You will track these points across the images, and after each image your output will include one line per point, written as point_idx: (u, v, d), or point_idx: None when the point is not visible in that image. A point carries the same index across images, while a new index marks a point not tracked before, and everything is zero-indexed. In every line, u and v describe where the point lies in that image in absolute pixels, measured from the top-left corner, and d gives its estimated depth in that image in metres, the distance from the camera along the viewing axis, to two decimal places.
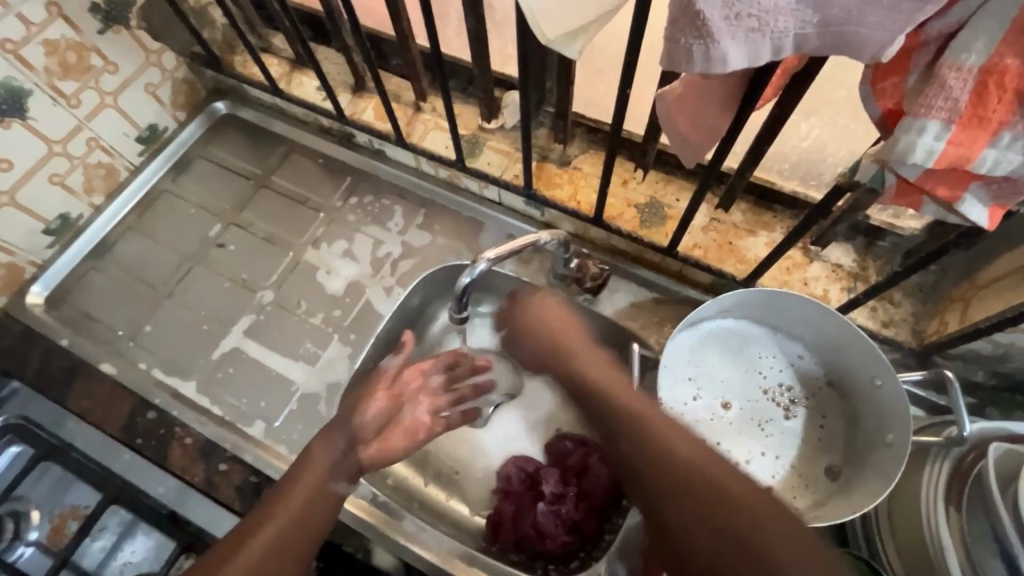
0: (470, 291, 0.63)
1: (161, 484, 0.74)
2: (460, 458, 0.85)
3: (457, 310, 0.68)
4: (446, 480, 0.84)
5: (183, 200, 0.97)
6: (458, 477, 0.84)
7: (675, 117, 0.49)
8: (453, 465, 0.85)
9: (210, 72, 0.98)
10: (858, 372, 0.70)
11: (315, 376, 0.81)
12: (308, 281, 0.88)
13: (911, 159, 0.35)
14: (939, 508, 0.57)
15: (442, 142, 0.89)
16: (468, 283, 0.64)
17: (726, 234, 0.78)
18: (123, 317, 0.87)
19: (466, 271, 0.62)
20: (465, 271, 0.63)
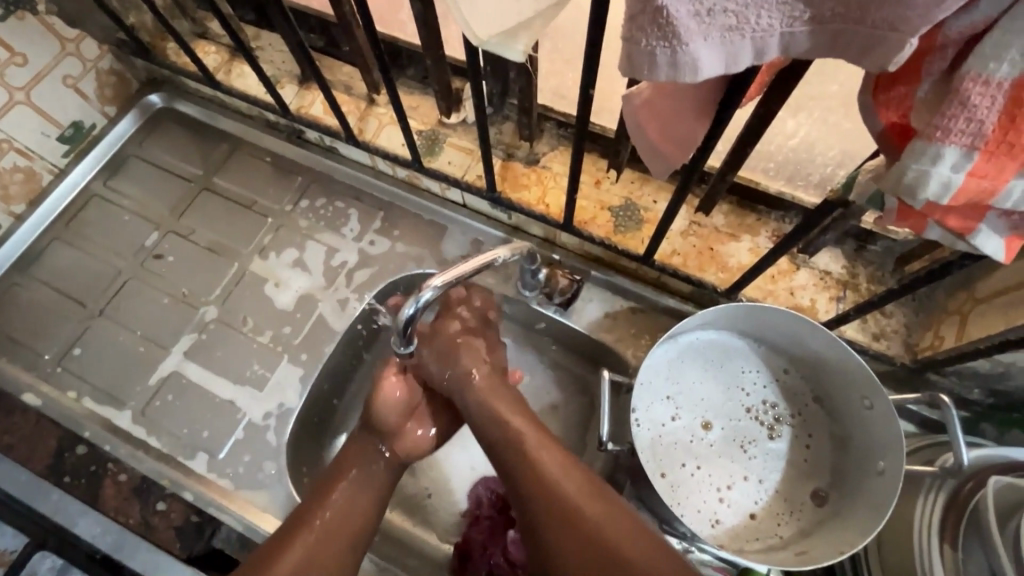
0: (414, 324, 0.54)
1: (92, 527, 0.67)
2: (429, 480, 0.80)
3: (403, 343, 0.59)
4: (413, 506, 0.79)
5: (117, 205, 0.88)
6: (429, 501, 0.79)
7: (643, 124, 0.42)
8: (426, 486, 0.79)
9: (140, 61, 0.88)
10: (847, 389, 0.65)
11: (262, 401, 0.74)
12: (255, 295, 0.81)
13: (924, 191, 0.30)
14: (932, 545, 0.53)
15: (398, 139, 0.81)
16: (412, 314, 0.54)
17: (707, 239, 0.72)
18: (50, 339, 0.79)
19: (410, 301, 0.53)
20: (407, 301, 0.54)
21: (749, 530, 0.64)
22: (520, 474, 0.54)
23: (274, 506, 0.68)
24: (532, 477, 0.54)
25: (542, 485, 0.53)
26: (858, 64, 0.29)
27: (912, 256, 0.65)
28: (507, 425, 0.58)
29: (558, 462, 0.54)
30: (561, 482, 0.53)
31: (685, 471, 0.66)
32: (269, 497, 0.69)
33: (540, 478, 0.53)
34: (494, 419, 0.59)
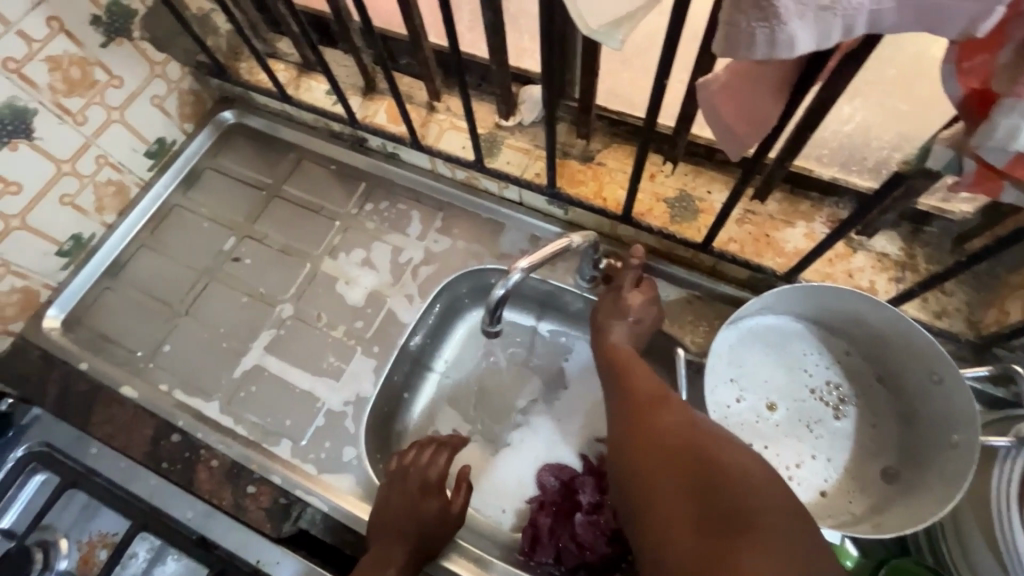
0: (506, 302, 0.62)
1: (189, 509, 0.72)
2: (504, 497, 0.83)
3: (490, 323, 0.67)
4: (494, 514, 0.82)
5: (194, 213, 0.94)
6: (507, 514, 0.82)
7: (720, 107, 0.46)
8: (501, 502, 0.82)
9: (216, 81, 0.96)
10: (913, 368, 0.66)
11: (339, 391, 0.78)
12: (327, 292, 0.86)
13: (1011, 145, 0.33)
14: (1012, 512, 0.54)
15: (459, 143, 0.85)
16: (502, 294, 0.62)
17: (762, 226, 0.74)
18: (141, 337, 0.85)
19: (500, 279, 0.61)
20: (498, 282, 0.62)
21: (821, 507, 0.65)
22: (660, 436, 0.56)
23: (356, 488, 0.72)
24: (647, 427, 0.58)
25: (658, 431, 0.57)
26: (942, 35, 0.32)
27: (969, 237, 0.67)
28: (652, 402, 0.61)
29: (674, 417, 0.58)
30: (673, 427, 0.57)
31: (753, 451, 0.68)
32: (352, 480, 0.73)
33: (657, 424, 0.58)
34: (624, 365, 0.67)
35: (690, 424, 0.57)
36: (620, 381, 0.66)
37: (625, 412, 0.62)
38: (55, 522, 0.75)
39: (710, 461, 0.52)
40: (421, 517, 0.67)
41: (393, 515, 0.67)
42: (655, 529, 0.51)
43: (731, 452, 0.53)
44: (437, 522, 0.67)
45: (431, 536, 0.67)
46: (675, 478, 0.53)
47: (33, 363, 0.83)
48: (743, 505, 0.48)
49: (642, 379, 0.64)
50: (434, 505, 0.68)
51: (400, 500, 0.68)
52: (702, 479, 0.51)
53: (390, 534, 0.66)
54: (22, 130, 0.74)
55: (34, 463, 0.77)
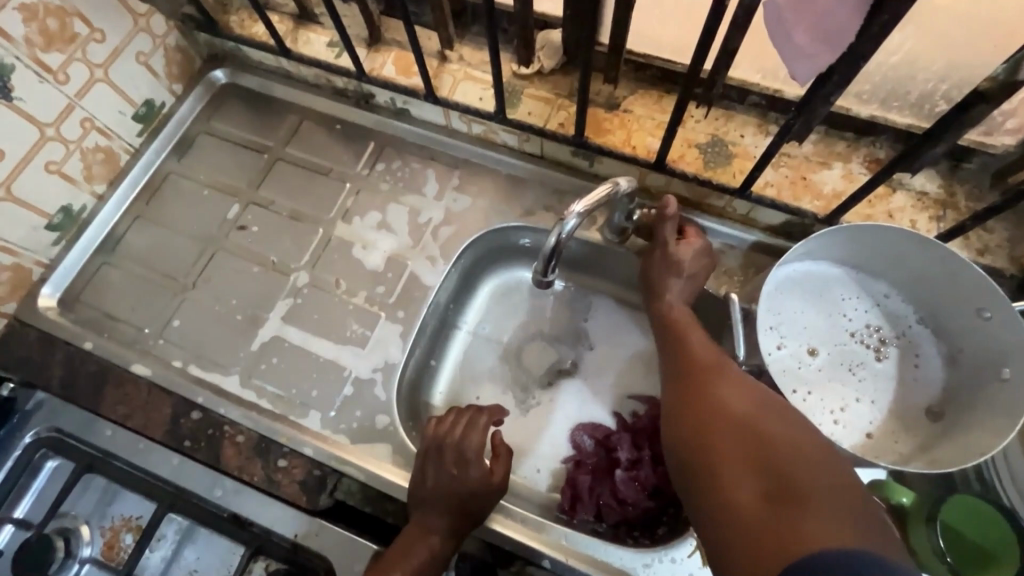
0: (560, 249, 0.59)
1: (217, 486, 0.69)
2: (538, 456, 0.81)
3: (541, 274, 0.65)
4: (528, 475, 0.80)
5: (192, 181, 0.88)
6: (541, 474, 0.80)
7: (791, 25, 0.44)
8: (535, 462, 0.81)
9: (204, 35, 0.89)
10: (957, 303, 0.65)
11: (366, 358, 0.75)
12: (344, 258, 0.81)
13: None
14: None
15: (475, 93, 0.81)
16: (556, 243, 0.60)
17: (799, 169, 0.72)
18: (148, 313, 0.80)
19: (556, 227, 0.59)
20: (552, 230, 0.59)
21: (868, 448, 0.65)
22: (714, 406, 0.55)
23: (394, 456, 0.70)
24: (704, 387, 0.57)
25: (718, 397, 0.55)
26: None
27: (1014, 169, 0.65)
28: (706, 370, 0.59)
29: (734, 386, 0.56)
30: (728, 398, 0.55)
31: (797, 396, 0.67)
32: (387, 448, 0.70)
33: (714, 392, 0.56)
34: (677, 335, 0.65)
35: (752, 396, 0.55)
36: (674, 350, 0.64)
37: (679, 381, 0.60)
38: (74, 509, 0.72)
39: (769, 427, 0.51)
40: (459, 493, 0.63)
41: (430, 492, 0.63)
42: (711, 498, 0.50)
43: (788, 429, 0.51)
44: (477, 493, 0.64)
45: (471, 508, 0.63)
46: (735, 447, 0.51)
47: (31, 346, 0.78)
48: (805, 481, 0.46)
49: (697, 349, 0.62)
50: (475, 477, 0.64)
51: (439, 473, 0.64)
52: (760, 454, 0.49)
53: (429, 507, 0.63)
54: (0, 89, 0.68)
55: (47, 450, 0.73)
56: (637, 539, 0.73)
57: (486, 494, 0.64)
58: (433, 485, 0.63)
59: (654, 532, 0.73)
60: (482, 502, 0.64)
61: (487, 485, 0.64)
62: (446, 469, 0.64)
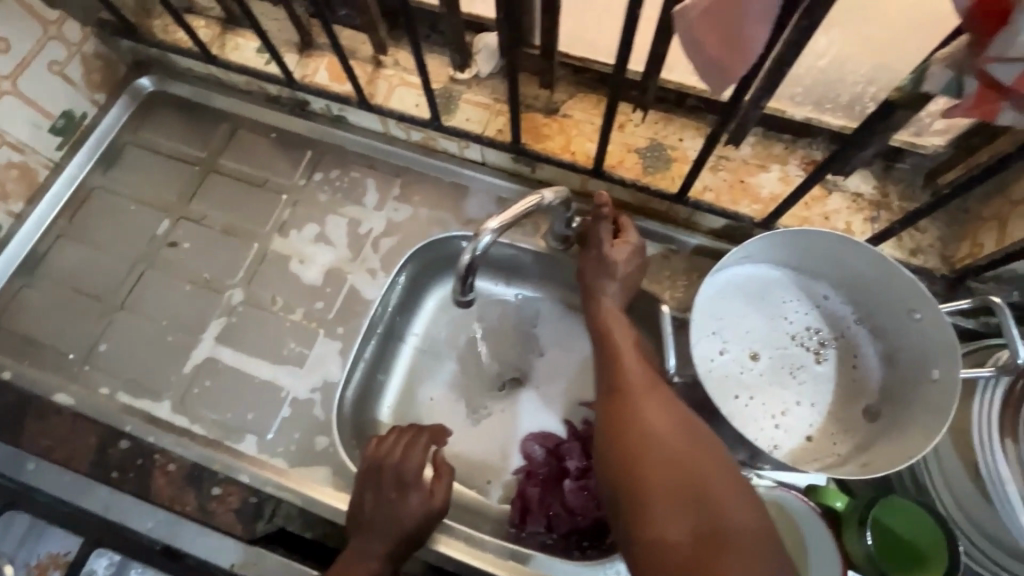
0: (475, 268, 0.58)
1: (149, 518, 0.66)
2: (489, 468, 0.80)
3: (462, 293, 0.63)
4: (478, 488, 0.79)
5: (119, 196, 0.84)
6: (491, 485, 0.80)
7: (704, 39, 0.42)
8: (485, 473, 0.80)
9: (127, 42, 0.84)
10: (891, 304, 0.65)
11: (304, 378, 0.73)
12: (280, 274, 0.78)
13: None
14: (994, 441, 0.54)
15: (412, 100, 0.78)
16: (472, 260, 0.58)
17: (737, 172, 0.72)
18: (72, 338, 0.76)
19: (469, 245, 0.57)
20: (466, 246, 0.58)
21: (807, 452, 0.65)
22: (646, 432, 0.52)
23: (334, 479, 0.68)
24: (637, 411, 0.54)
25: (650, 422, 0.53)
26: None
27: (943, 170, 0.66)
28: (638, 390, 0.56)
29: (663, 408, 0.54)
30: (661, 423, 0.53)
31: (739, 403, 0.67)
32: (327, 471, 0.68)
33: (646, 417, 0.54)
34: (611, 347, 0.62)
35: (682, 422, 0.53)
36: (607, 364, 0.60)
37: (610, 399, 0.57)
38: None
39: (699, 462, 0.50)
40: (401, 520, 0.61)
41: (371, 519, 0.61)
42: (641, 533, 0.48)
43: (716, 462, 0.50)
44: (419, 518, 0.62)
45: (411, 538, 0.61)
46: (669, 482, 0.49)
47: None
48: (731, 522, 0.46)
49: (630, 364, 0.59)
50: (415, 503, 0.62)
51: (379, 498, 0.62)
52: (690, 489, 0.48)
53: (371, 535, 0.61)
54: None
55: None
56: (587, 549, 0.73)
57: (426, 522, 0.62)
58: (373, 513, 0.62)
59: (604, 542, 0.73)
60: (425, 527, 0.62)
61: (426, 511, 0.62)
62: (384, 492, 0.62)
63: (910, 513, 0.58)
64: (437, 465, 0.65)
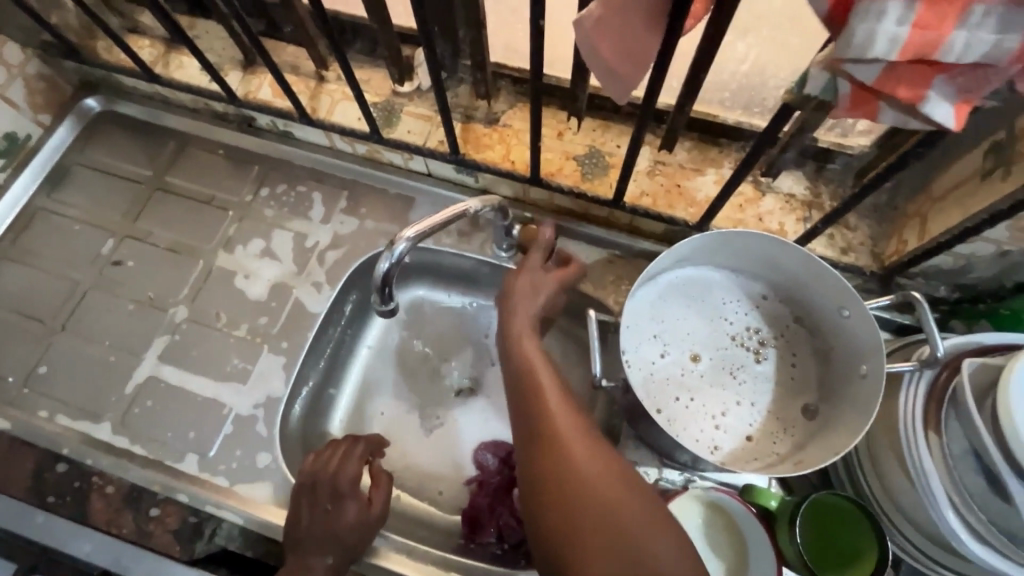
0: (393, 276, 0.59)
1: (88, 542, 0.64)
2: (441, 479, 0.80)
3: (384, 302, 0.64)
4: (431, 501, 0.79)
5: (63, 216, 0.84)
6: (443, 496, 0.79)
7: (598, 46, 0.42)
8: (437, 484, 0.80)
9: (70, 63, 0.85)
10: (823, 302, 0.66)
11: (246, 394, 0.72)
12: (225, 290, 0.78)
13: (870, 54, 0.30)
14: (919, 433, 0.55)
15: (354, 113, 0.79)
16: (390, 268, 0.59)
17: (674, 177, 0.72)
18: (12, 361, 0.75)
19: (386, 253, 0.58)
20: (384, 255, 0.58)
21: (747, 451, 0.66)
22: (572, 493, 0.47)
23: (275, 496, 0.67)
24: (561, 467, 0.49)
25: (576, 480, 0.47)
26: None
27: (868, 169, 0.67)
28: (563, 439, 0.50)
29: (589, 459, 0.49)
30: (586, 479, 0.47)
31: (679, 404, 0.67)
32: (269, 488, 0.67)
33: (572, 475, 0.48)
34: (530, 386, 0.56)
35: (610, 474, 0.48)
36: (529, 410, 0.54)
37: (535, 454, 0.51)
38: None
39: (628, 519, 0.45)
40: (337, 531, 0.61)
41: (306, 532, 0.61)
42: None
43: (648, 517, 0.45)
44: (358, 530, 0.62)
45: (349, 549, 0.61)
46: (600, 549, 0.44)
47: None
48: None
49: (552, 408, 0.53)
50: (352, 514, 0.62)
51: (314, 508, 0.62)
52: (622, 555, 0.43)
53: (306, 548, 0.60)
54: None
55: None
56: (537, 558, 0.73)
57: (363, 533, 0.62)
58: (312, 525, 0.61)
59: None
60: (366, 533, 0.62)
61: (364, 520, 0.62)
62: (323, 502, 0.62)
63: (844, 513, 0.57)
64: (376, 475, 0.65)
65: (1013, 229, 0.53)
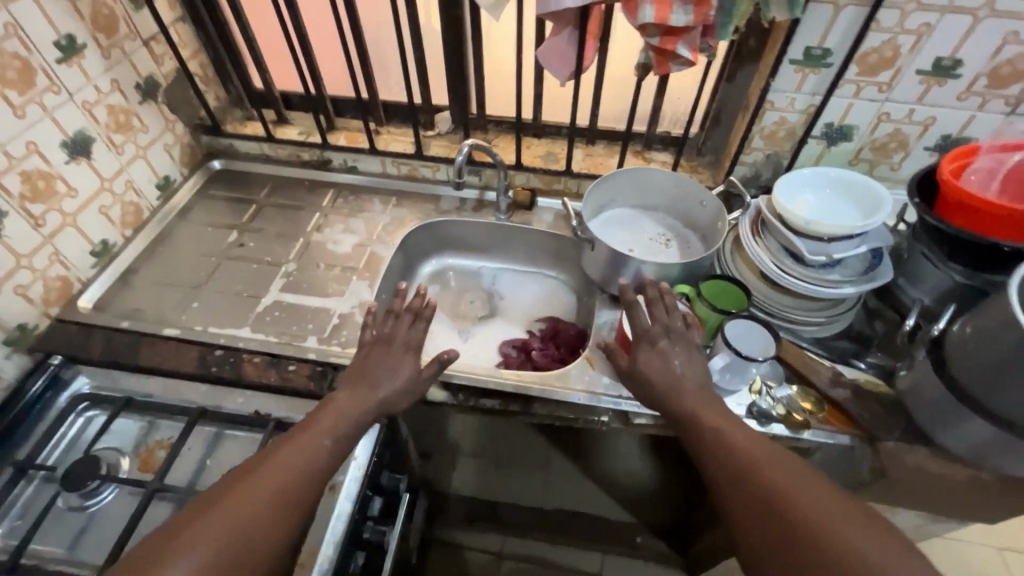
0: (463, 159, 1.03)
1: (240, 396, 0.92)
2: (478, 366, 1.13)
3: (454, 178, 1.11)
4: None
5: (198, 225, 1.22)
6: None
7: (550, 60, 0.97)
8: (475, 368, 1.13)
9: (208, 137, 1.30)
10: (692, 206, 1.15)
11: (345, 302, 1.07)
12: (321, 251, 1.16)
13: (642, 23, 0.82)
14: (751, 240, 1.00)
15: (402, 146, 1.28)
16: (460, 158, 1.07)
17: (597, 158, 1.25)
18: (171, 304, 1.06)
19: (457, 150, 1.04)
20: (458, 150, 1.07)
21: None
22: (726, 453, 0.68)
23: None
24: (717, 441, 0.70)
25: (728, 447, 0.68)
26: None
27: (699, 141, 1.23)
28: (711, 424, 0.72)
29: (733, 432, 0.70)
30: (737, 445, 0.68)
31: None
32: None
33: (726, 443, 0.69)
34: (674, 397, 0.78)
35: (753, 443, 0.68)
36: (686, 418, 0.75)
37: (700, 440, 0.72)
38: (111, 442, 0.89)
39: (770, 466, 0.64)
40: (400, 370, 0.82)
41: (371, 365, 0.81)
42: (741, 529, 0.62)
43: (782, 465, 0.63)
44: (414, 381, 0.82)
45: (403, 392, 0.81)
46: (752, 488, 0.62)
47: (72, 334, 0.98)
48: (804, 505, 0.58)
49: (706, 412, 0.75)
50: (407, 368, 0.82)
51: (373, 354, 0.84)
52: (768, 488, 0.61)
53: (370, 376, 0.80)
54: (86, 152, 1.01)
55: (89, 402, 0.92)
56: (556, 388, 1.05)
57: (408, 385, 0.81)
58: (378, 364, 0.82)
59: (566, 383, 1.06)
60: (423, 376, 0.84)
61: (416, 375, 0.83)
62: (387, 341, 0.84)
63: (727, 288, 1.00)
64: (413, 342, 0.85)
65: (764, 137, 1.06)
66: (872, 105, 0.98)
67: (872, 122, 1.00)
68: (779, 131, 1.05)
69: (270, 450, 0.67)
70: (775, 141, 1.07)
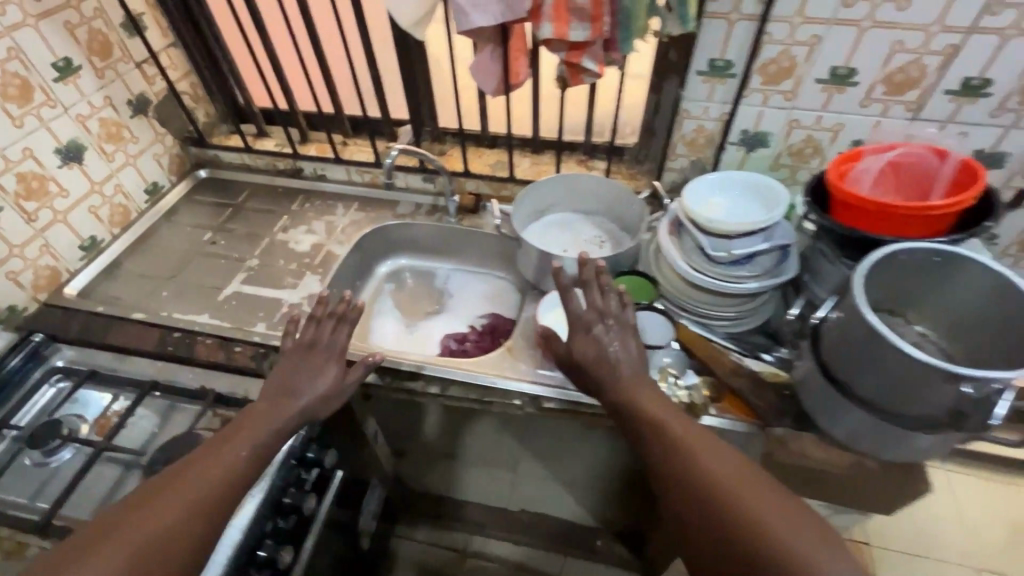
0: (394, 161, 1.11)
1: (189, 372, 1.02)
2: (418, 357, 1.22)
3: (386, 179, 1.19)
4: None
5: (179, 226, 1.36)
6: None
7: (478, 76, 1.07)
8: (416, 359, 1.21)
9: (195, 149, 1.45)
10: (626, 210, 1.22)
11: (297, 294, 1.17)
12: (283, 249, 1.28)
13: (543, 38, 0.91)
14: (667, 240, 1.05)
15: (365, 156, 1.40)
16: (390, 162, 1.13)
17: (542, 167, 1.33)
18: (145, 293, 1.19)
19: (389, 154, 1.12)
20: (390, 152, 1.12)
21: None
22: (664, 438, 0.67)
23: None
24: (654, 425, 0.69)
25: (666, 432, 0.68)
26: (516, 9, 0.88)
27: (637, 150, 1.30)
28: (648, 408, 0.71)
29: (670, 415, 0.70)
30: (674, 430, 0.68)
31: None
32: None
33: (663, 429, 0.68)
34: (619, 382, 0.75)
35: (689, 427, 0.68)
36: (624, 399, 0.74)
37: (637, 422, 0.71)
38: (75, 409, 1.00)
39: (705, 453, 0.64)
40: (323, 375, 0.84)
41: (295, 373, 0.82)
42: (679, 516, 0.62)
43: (714, 450, 0.64)
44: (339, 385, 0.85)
45: (328, 396, 0.83)
46: (689, 476, 0.62)
47: (55, 316, 1.11)
48: (737, 492, 0.59)
49: (643, 393, 0.73)
50: (333, 375, 0.84)
51: (298, 358, 0.85)
52: (704, 476, 0.61)
53: (297, 381, 0.81)
54: (78, 158, 1.15)
55: (61, 374, 1.04)
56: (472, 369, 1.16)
57: (333, 390, 0.84)
58: (305, 371, 0.83)
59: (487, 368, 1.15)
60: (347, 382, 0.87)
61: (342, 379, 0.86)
62: (312, 348, 0.85)
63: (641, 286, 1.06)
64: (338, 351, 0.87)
65: (685, 144, 1.13)
66: (781, 112, 1.03)
67: (784, 129, 1.06)
68: (698, 138, 1.11)
69: (201, 451, 0.68)
70: (697, 148, 1.13)
